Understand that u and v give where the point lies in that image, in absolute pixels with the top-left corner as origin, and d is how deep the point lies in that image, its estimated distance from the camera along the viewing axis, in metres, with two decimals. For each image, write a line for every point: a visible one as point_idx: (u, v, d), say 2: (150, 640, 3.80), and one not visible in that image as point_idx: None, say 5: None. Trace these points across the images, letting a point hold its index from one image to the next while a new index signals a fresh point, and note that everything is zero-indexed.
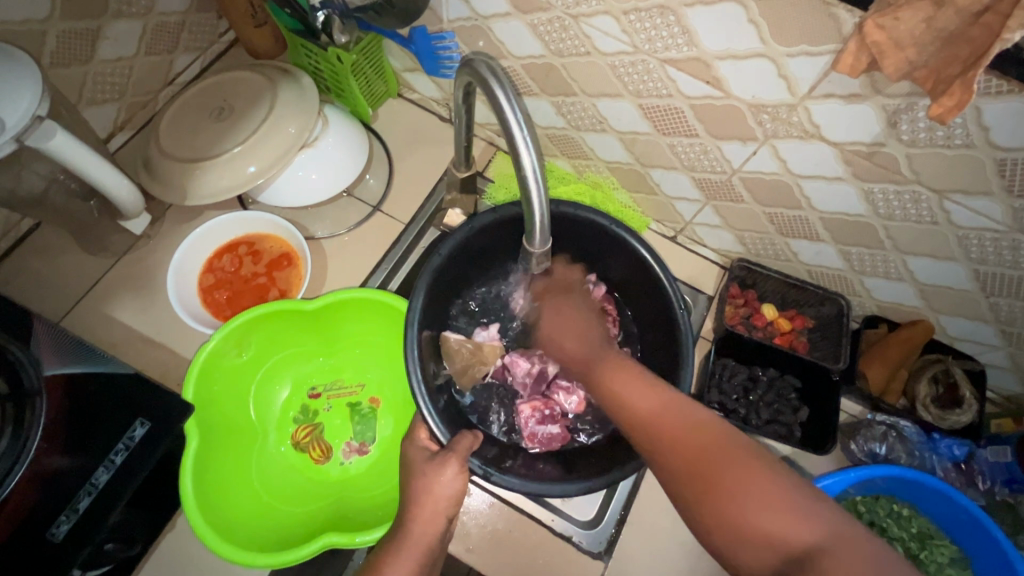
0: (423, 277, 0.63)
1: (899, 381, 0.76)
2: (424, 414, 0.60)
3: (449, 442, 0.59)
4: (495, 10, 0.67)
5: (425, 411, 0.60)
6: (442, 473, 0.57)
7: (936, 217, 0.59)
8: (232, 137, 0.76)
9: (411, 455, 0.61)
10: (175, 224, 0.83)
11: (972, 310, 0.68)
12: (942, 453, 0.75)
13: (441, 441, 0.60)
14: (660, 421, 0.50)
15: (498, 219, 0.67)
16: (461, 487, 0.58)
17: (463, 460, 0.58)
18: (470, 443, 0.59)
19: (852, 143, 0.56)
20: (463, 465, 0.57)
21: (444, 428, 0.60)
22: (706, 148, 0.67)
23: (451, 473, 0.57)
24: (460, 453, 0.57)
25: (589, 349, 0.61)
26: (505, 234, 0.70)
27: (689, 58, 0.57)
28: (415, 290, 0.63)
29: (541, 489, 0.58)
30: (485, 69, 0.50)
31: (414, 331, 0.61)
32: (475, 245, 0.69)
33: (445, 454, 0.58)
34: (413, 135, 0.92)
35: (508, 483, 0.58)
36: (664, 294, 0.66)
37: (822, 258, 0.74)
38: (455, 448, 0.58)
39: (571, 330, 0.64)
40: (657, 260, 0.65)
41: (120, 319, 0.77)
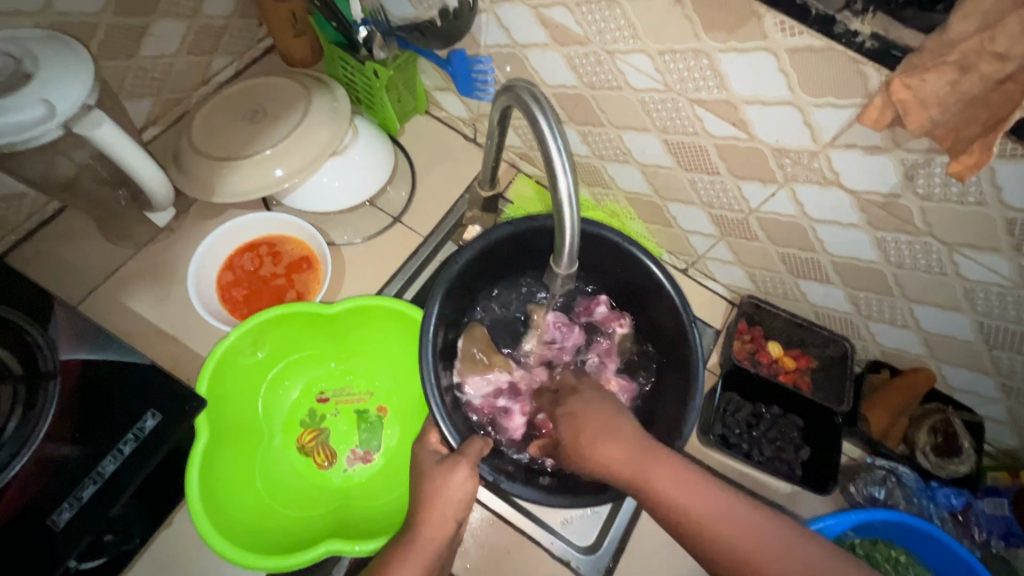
0: (439, 284, 0.65)
1: (899, 428, 0.78)
2: (435, 418, 0.61)
3: (460, 446, 0.60)
4: (533, 40, 0.70)
5: (438, 417, 0.60)
6: (451, 477, 0.57)
7: (945, 269, 0.61)
8: (263, 139, 0.78)
9: (421, 457, 0.63)
10: (198, 219, 0.84)
11: (974, 362, 0.70)
12: (939, 500, 0.76)
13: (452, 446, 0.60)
14: (746, 546, 0.45)
15: (516, 232, 0.68)
16: (472, 496, 0.58)
17: (474, 466, 0.58)
18: (479, 447, 0.59)
19: (869, 192, 0.59)
20: (474, 469, 0.58)
21: (454, 432, 0.61)
22: (726, 186, 0.70)
23: (462, 476, 0.58)
24: (470, 458, 0.58)
25: (637, 464, 0.50)
26: (522, 245, 0.71)
27: (718, 100, 0.60)
28: (431, 296, 0.64)
29: (547, 501, 0.58)
30: (527, 95, 0.52)
31: (430, 330, 0.62)
32: (496, 255, 0.71)
33: (455, 458, 0.59)
34: (438, 152, 0.94)
35: (517, 491, 0.59)
36: (675, 310, 0.67)
37: (830, 301, 0.76)
38: (467, 452, 0.59)
39: (608, 432, 0.54)
40: (671, 282, 0.67)
41: (135, 309, 0.77)
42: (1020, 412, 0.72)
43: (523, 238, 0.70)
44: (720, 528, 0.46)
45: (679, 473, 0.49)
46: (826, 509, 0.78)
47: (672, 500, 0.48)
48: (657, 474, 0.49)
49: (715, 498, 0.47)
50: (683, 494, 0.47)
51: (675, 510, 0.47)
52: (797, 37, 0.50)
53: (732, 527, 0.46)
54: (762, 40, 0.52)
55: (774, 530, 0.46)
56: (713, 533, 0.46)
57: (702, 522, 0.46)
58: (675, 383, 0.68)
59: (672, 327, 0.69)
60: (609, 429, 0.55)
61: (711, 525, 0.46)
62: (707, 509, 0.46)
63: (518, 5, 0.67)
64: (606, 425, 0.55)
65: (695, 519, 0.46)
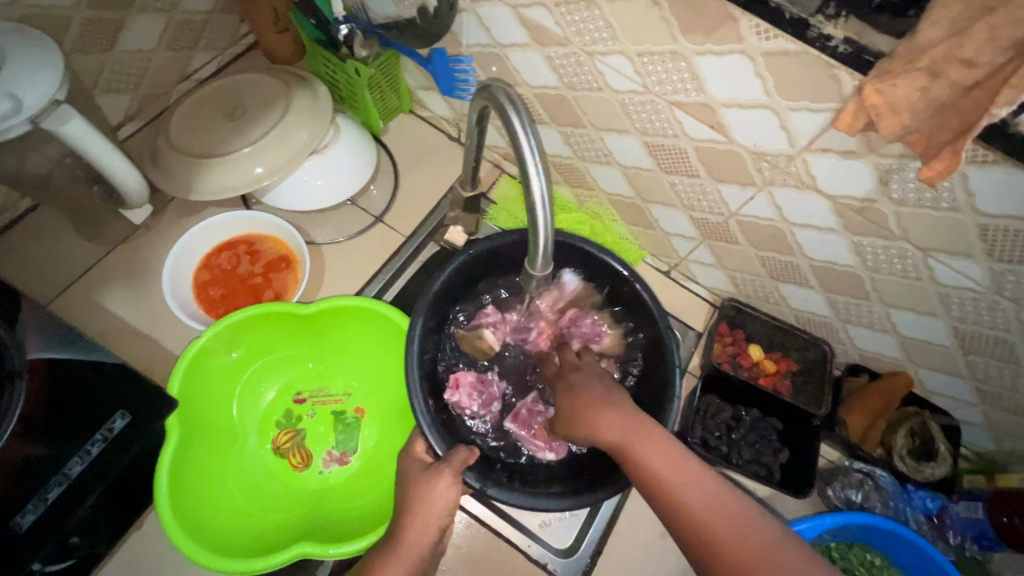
0: (422, 300, 0.65)
1: (877, 430, 0.78)
2: (421, 427, 0.61)
3: (445, 454, 0.59)
4: (514, 40, 0.69)
5: (423, 424, 0.60)
6: (435, 486, 0.57)
7: (920, 273, 0.61)
8: (242, 136, 0.77)
9: (405, 466, 0.62)
10: (176, 217, 0.83)
11: (950, 366, 0.70)
12: (915, 503, 0.76)
13: (439, 454, 0.60)
14: (711, 520, 0.44)
15: (496, 245, 0.69)
16: (454, 497, 0.58)
17: (458, 473, 0.58)
18: (465, 457, 0.59)
19: (845, 197, 0.59)
20: (457, 476, 0.58)
21: (440, 440, 0.60)
22: (706, 189, 0.70)
23: (446, 484, 0.57)
24: (454, 466, 0.58)
25: (626, 429, 0.51)
26: (498, 260, 0.72)
27: (696, 102, 0.60)
28: (415, 313, 0.64)
29: (520, 502, 0.58)
30: (503, 95, 0.52)
31: (416, 338, 0.62)
32: (481, 267, 0.71)
33: (440, 466, 0.58)
34: (421, 151, 0.93)
35: (502, 497, 0.58)
36: (654, 322, 0.68)
37: (810, 305, 0.76)
38: (451, 460, 0.58)
39: (604, 402, 0.54)
40: (648, 293, 0.68)
41: (109, 308, 0.76)
42: (996, 417, 0.73)
43: (501, 253, 0.70)
44: (700, 499, 0.45)
45: (665, 443, 0.49)
46: (802, 512, 0.79)
47: (649, 468, 0.48)
48: (630, 431, 0.50)
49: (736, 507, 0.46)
50: (661, 455, 0.48)
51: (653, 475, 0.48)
52: (772, 41, 0.50)
53: (706, 499, 0.45)
54: (737, 43, 0.52)
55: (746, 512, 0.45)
56: (678, 497, 0.46)
57: (671, 485, 0.46)
58: (651, 394, 0.68)
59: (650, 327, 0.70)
60: (603, 397, 0.55)
61: (692, 495, 0.46)
62: (670, 471, 0.47)
63: (499, 5, 0.66)
64: (593, 379, 0.58)
65: (664, 483, 0.47)
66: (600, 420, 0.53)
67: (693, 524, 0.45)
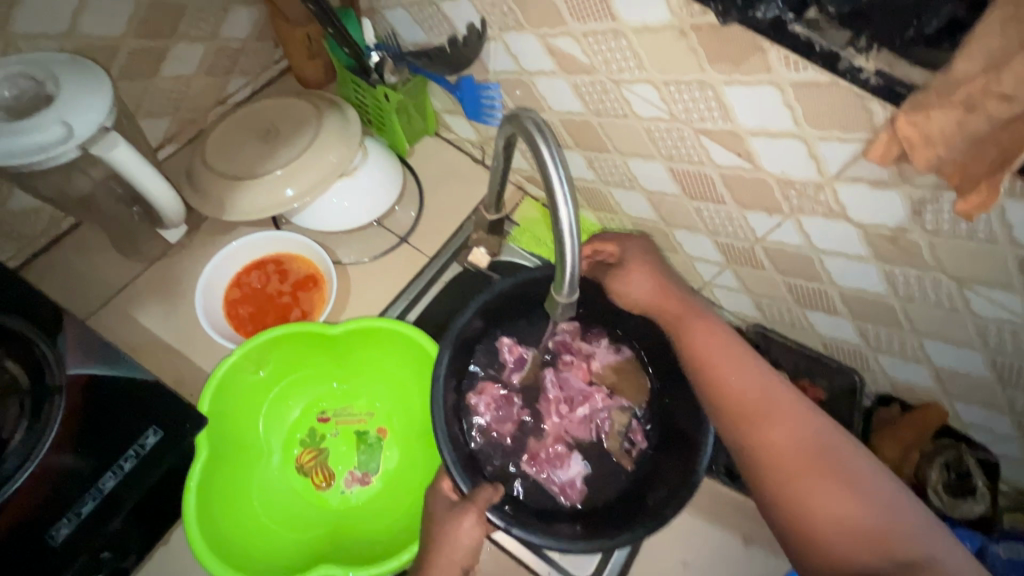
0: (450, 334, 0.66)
1: (912, 464, 0.76)
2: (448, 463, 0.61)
3: (471, 491, 0.60)
4: (541, 67, 0.71)
5: (450, 460, 0.61)
6: (457, 521, 0.57)
7: (955, 304, 0.60)
8: (276, 158, 0.79)
9: (432, 504, 0.62)
10: (209, 236, 0.85)
11: (987, 399, 0.68)
12: None
13: (463, 491, 0.60)
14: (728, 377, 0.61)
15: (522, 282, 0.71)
16: (478, 537, 0.57)
17: (481, 512, 0.58)
18: (490, 496, 0.59)
19: (876, 226, 0.58)
20: (481, 517, 0.57)
21: (467, 477, 0.61)
22: (732, 215, 0.69)
23: (468, 522, 0.57)
24: (478, 505, 0.58)
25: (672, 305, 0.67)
26: (526, 294, 0.73)
27: (724, 130, 0.60)
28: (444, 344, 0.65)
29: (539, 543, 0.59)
30: (531, 124, 0.53)
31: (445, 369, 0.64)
32: (515, 298, 0.72)
33: (463, 504, 0.58)
34: (446, 173, 0.95)
35: (524, 538, 0.59)
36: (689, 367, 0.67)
37: (839, 332, 0.75)
38: (475, 499, 0.58)
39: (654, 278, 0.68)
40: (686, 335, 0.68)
41: (144, 324, 0.78)
42: None
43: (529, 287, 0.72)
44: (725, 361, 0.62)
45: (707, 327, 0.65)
46: None
47: (690, 337, 0.65)
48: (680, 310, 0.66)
49: (929, 516, 0.53)
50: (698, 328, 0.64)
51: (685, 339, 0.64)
52: (801, 72, 0.50)
53: (735, 373, 0.61)
54: (765, 74, 0.52)
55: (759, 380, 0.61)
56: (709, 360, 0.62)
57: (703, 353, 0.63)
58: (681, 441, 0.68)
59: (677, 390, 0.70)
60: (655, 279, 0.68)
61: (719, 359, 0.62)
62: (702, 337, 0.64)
63: (527, 34, 0.68)
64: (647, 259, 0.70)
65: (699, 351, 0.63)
66: (652, 292, 0.68)
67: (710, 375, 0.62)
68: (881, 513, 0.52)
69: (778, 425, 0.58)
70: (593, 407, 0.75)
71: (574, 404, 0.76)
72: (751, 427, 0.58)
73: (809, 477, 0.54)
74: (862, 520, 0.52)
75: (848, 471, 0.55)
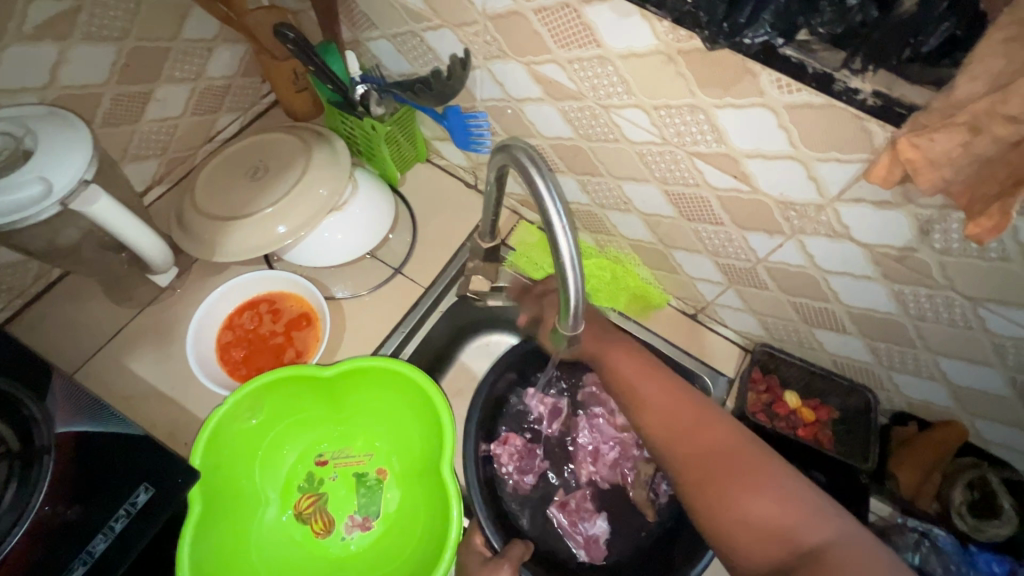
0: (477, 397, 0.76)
1: (933, 484, 0.72)
2: (482, 524, 0.68)
3: (502, 548, 0.67)
4: (528, 94, 0.69)
5: (483, 518, 0.68)
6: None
7: (970, 323, 0.57)
8: (264, 197, 0.78)
9: (467, 558, 0.68)
10: (202, 277, 0.84)
11: (1009, 417, 0.65)
12: (981, 566, 0.68)
13: (495, 548, 0.68)
14: (644, 393, 0.60)
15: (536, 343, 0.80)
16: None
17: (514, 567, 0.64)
18: (520, 551, 0.66)
19: (882, 245, 0.56)
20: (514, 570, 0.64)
21: (498, 535, 0.68)
22: (731, 237, 0.67)
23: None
24: (511, 560, 0.65)
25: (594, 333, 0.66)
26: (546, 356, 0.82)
27: (718, 153, 0.58)
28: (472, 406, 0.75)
29: None
30: (522, 153, 0.50)
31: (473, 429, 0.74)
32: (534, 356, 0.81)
33: (498, 560, 0.65)
34: (440, 201, 0.93)
35: None
36: None
37: (849, 350, 0.72)
38: (508, 555, 0.65)
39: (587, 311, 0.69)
40: None
41: (137, 371, 0.77)
42: None
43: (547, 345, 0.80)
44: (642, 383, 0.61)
45: (626, 348, 0.64)
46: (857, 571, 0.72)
47: (610, 359, 0.64)
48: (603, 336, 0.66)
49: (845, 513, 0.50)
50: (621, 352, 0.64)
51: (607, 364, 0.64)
52: (795, 94, 0.48)
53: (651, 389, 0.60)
54: (758, 97, 0.51)
55: (680, 392, 0.59)
56: (630, 381, 0.62)
57: (622, 373, 0.62)
58: None
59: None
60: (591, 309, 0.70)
61: (636, 379, 0.62)
62: (622, 358, 0.63)
63: (511, 62, 0.66)
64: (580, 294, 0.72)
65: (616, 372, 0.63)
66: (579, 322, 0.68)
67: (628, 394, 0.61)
68: (798, 511, 0.49)
69: (696, 438, 0.56)
70: (617, 455, 0.81)
71: (598, 452, 0.82)
72: (666, 440, 0.57)
73: (719, 477, 0.52)
74: (780, 522, 0.49)
75: (766, 473, 0.52)
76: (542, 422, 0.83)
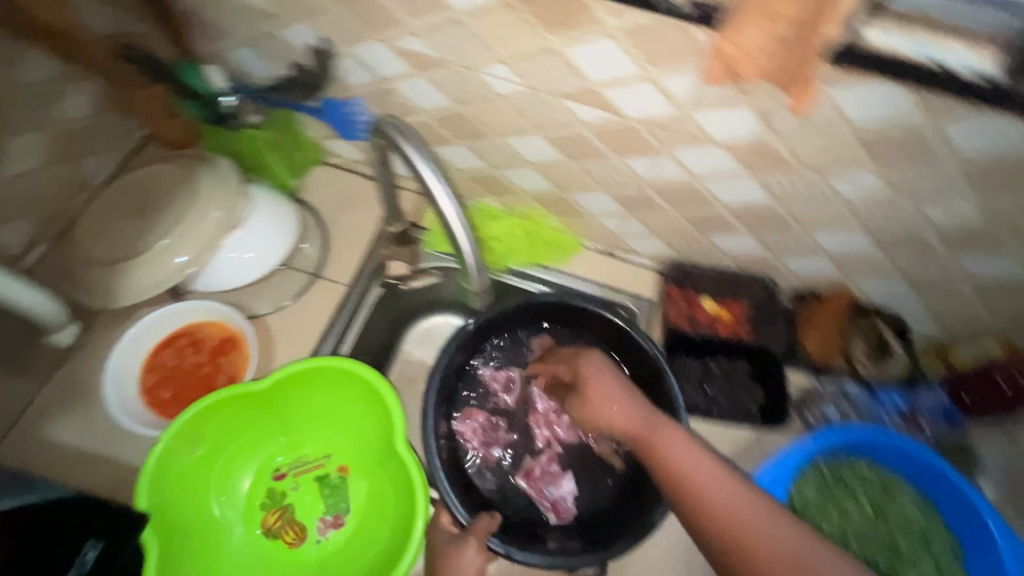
0: (430, 393, 0.71)
1: (836, 345, 0.81)
2: (448, 500, 0.67)
3: (469, 523, 0.66)
4: (397, 71, 0.70)
5: (449, 498, 0.67)
6: (459, 554, 0.64)
7: (826, 194, 0.65)
8: (156, 230, 0.75)
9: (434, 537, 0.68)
10: (109, 328, 0.80)
11: (881, 270, 0.74)
12: (885, 403, 0.79)
13: (462, 523, 0.66)
14: (681, 463, 0.57)
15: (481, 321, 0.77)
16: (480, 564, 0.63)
17: (481, 542, 0.64)
18: (487, 525, 0.65)
19: (738, 142, 0.62)
20: (482, 546, 0.64)
21: (464, 511, 0.67)
22: (616, 167, 0.72)
23: (471, 552, 0.64)
24: (478, 535, 0.64)
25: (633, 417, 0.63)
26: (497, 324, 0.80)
27: (580, 89, 0.62)
28: (425, 405, 0.70)
29: (557, 563, 0.65)
30: (394, 130, 0.59)
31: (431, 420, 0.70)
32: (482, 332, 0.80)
33: (465, 537, 0.65)
34: (343, 199, 0.93)
35: (527, 559, 0.64)
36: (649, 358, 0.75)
37: (743, 248, 0.80)
38: (475, 531, 0.65)
39: (619, 401, 0.65)
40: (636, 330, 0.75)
41: (60, 439, 0.73)
42: None
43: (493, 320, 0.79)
44: (680, 458, 0.57)
45: (681, 437, 0.59)
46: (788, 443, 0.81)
47: (656, 445, 0.59)
48: (651, 426, 0.61)
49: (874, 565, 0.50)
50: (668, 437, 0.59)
51: (645, 437, 0.61)
52: (626, 17, 0.53)
53: (691, 462, 0.57)
54: (596, 27, 0.55)
55: (718, 475, 0.55)
56: (661, 449, 0.59)
57: (657, 448, 0.59)
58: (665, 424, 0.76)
59: (644, 391, 0.78)
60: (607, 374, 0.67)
61: (673, 455, 0.58)
62: (654, 433, 0.60)
63: (372, 43, 0.67)
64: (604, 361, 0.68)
65: (655, 440, 0.60)
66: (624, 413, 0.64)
67: (663, 462, 0.58)
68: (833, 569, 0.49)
69: (734, 510, 0.53)
70: None
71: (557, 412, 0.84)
72: (702, 511, 0.54)
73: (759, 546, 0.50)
74: None
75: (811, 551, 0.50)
76: (500, 394, 0.85)
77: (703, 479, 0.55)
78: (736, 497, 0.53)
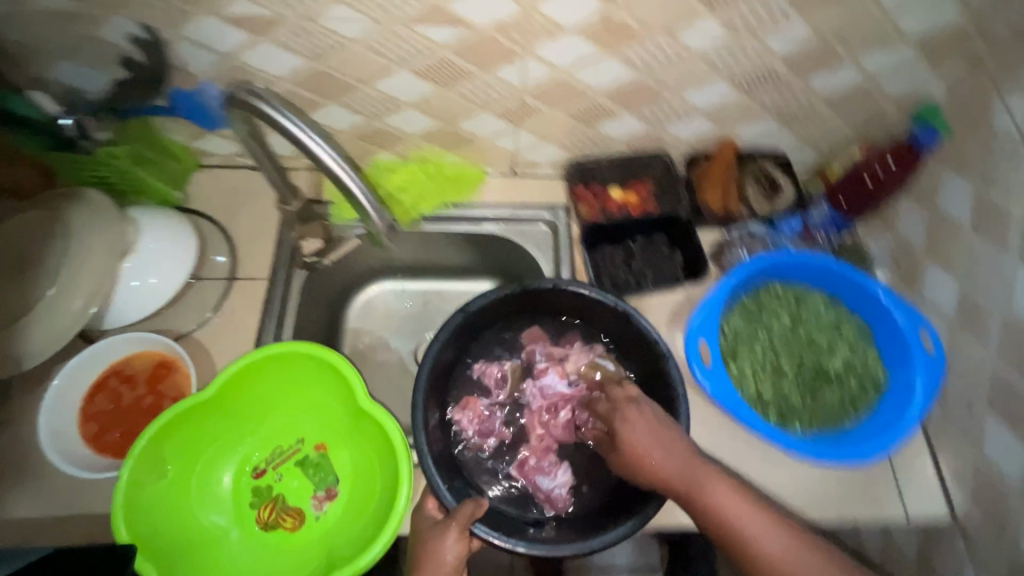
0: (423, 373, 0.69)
1: (733, 191, 0.86)
2: (432, 485, 0.64)
3: (452, 508, 0.63)
4: (239, 41, 0.68)
5: (434, 481, 0.64)
6: (443, 538, 0.61)
7: (678, 50, 0.70)
8: (42, 281, 0.70)
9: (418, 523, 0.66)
10: (29, 396, 0.75)
11: (751, 112, 0.81)
12: (784, 230, 0.86)
13: (449, 507, 0.63)
14: (726, 512, 0.59)
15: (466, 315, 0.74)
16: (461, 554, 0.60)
17: (462, 528, 0.61)
18: (470, 510, 0.62)
19: (588, 20, 0.65)
20: (462, 532, 0.61)
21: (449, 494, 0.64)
22: (488, 82, 0.74)
23: (452, 539, 0.61)
24: (460, 521, 0.61)
25: (681, 462, 0.61)
26: (483, 314, 0.78)
27: (425, 9, 0.63)
28: (417, 384, 0.69)
29: (553, 552, 0.61)
30: (241, 91, 0.59)
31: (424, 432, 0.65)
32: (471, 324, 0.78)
33: (445, 521, 0.62)
34: (235, 198, 0.89)
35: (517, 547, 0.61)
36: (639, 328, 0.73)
37: (630, 129, 0.84)
38: (456, 516, 0.62)
39: (660, 442, 0.63)
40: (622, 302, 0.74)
41: (15, 517, 0.68)
42: (803, 133, 0.84)
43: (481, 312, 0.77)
44: (731, 511, 0.59)
45: (726, 484, 0.60)
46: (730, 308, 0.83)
47: (708, 501, 0.59)
48: (693, 474, 0.61)
49: None
50: (719, 495, 0.59)
51: (687, 485, 0.61)
52: None
53: (737, 513, 0.59)
54: None
55: (763, 524, 0.58)
56: (705, 495, 0.60)
57: (697, 487, 0.60)
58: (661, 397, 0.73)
59: (631, 346, 0.77)
60: (650, 432, 0.64)
61: (723, 507, 0.59)
62: (699, 477, 0.60)
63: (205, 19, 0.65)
64: (642, 411, 0.66)
65: (701, 484, 0.60)
66: (664, 459, 0.62)
67: (710, 512, 0.59)
68: None
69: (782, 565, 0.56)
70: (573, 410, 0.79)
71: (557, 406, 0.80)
72: (746, 554, 0.57)
73: None
74: None
75: None
76: (496, 388, 0.82)
77: (745, 522, 0.58)
78: (785, 553, 0.56)
